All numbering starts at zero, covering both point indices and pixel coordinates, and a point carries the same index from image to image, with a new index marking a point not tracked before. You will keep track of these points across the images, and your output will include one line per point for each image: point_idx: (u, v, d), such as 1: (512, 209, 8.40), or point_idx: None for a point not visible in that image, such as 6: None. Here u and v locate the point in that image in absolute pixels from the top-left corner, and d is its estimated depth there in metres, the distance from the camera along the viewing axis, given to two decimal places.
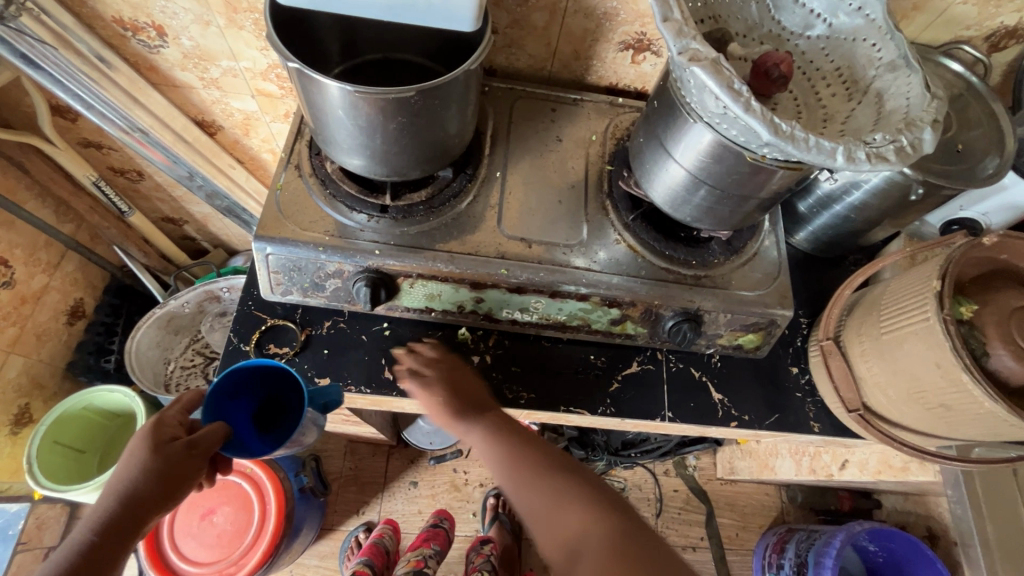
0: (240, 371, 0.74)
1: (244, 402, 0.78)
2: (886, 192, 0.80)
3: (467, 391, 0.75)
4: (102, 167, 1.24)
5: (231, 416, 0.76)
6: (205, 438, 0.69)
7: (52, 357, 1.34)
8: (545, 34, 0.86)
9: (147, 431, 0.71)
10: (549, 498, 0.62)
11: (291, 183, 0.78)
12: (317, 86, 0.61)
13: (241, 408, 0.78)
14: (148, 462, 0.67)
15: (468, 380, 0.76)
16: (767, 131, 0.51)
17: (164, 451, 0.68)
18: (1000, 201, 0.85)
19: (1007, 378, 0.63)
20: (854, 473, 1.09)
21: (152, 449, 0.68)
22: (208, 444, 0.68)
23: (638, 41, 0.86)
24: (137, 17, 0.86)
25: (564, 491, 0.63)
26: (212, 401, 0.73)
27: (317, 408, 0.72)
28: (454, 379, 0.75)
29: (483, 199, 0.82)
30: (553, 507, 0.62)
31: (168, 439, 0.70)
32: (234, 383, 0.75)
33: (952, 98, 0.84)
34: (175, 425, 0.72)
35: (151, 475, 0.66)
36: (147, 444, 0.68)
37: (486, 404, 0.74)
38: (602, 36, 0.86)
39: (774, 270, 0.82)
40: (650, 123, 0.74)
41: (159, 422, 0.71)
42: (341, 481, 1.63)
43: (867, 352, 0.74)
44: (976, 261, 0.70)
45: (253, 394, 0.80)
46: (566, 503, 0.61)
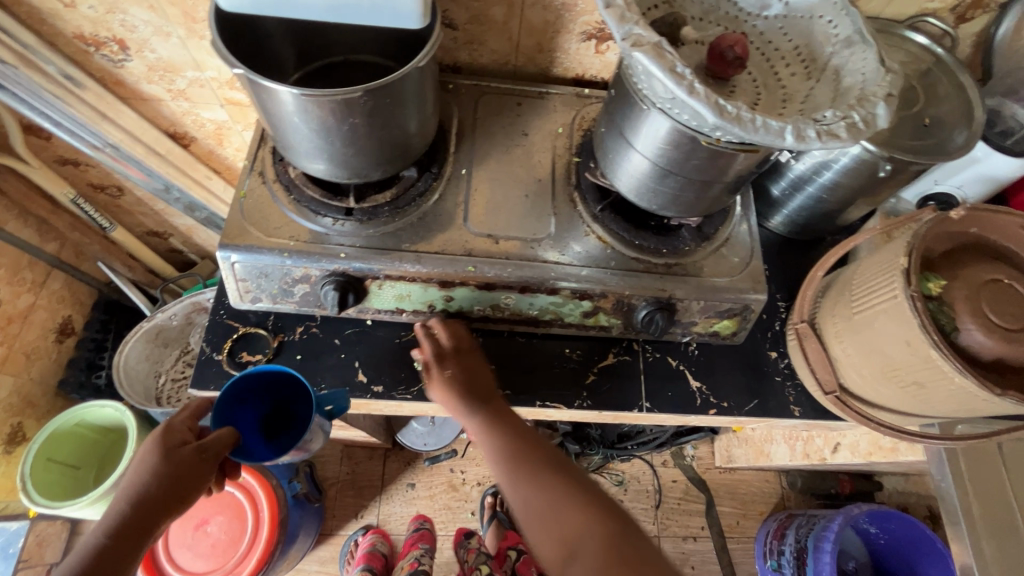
0: (250, 375, 0.75)
1: (252, 408, 0.79)
2: (855, 171, 0.79)
3: (471, 377, 0.73)
4: (81, 183, 1.24)
5: (239, 421, 0.76)
6: (216, 443, 0.68)
7: (43, 375, 1.35)
8: (505, 28, 0.86)
9: (156, 435, 0.69)
10: (560, 507, 0.62)
11: (255, 190, 0.78)
12: (266, 92, 0.61)
13: (247, 413, 0.78)
14: (158, 466, 0.66)
15: (477, 365, 0.75)
16: (712, 113, 0.51)
17: (174, 456, 0.67)
18: (974, 174, 0.84)
19: (978, 352, 0.63)
20: (846, 455, 1.08)
21: (162, 454, 0.67)
22: (219, 449, 0.68)
23: (599, 31, 0.85)
24: (98, 32, 0.86)
25: (577, 497, 0.63)
26: (223, 404, 0.73)
27: (323, 414, 0.73)
28: (466, 365, 0.74)
29: (449, 197, 0.82)
30: (557, 510, 0.62)
31: (179, 443, 0.69)
32: (245, 386, 0.76)
33: (919, 72, 0.83)
34: (186, 430, 0.71)
35: (161, 480, 0.66)
36: (156, 448, 0.68)
37: (495, 393, 0.74)
38: (563, 28, 0.85)
39: (746, 254, 0.81)
40: (610, 112, 0.73)
41: (169, 428, 0.70)
42: (338, 487, 1.63)
43: (841, 333, 0.74)
44: (945, 236, 0.69)
45: (261, 400, 0.80)
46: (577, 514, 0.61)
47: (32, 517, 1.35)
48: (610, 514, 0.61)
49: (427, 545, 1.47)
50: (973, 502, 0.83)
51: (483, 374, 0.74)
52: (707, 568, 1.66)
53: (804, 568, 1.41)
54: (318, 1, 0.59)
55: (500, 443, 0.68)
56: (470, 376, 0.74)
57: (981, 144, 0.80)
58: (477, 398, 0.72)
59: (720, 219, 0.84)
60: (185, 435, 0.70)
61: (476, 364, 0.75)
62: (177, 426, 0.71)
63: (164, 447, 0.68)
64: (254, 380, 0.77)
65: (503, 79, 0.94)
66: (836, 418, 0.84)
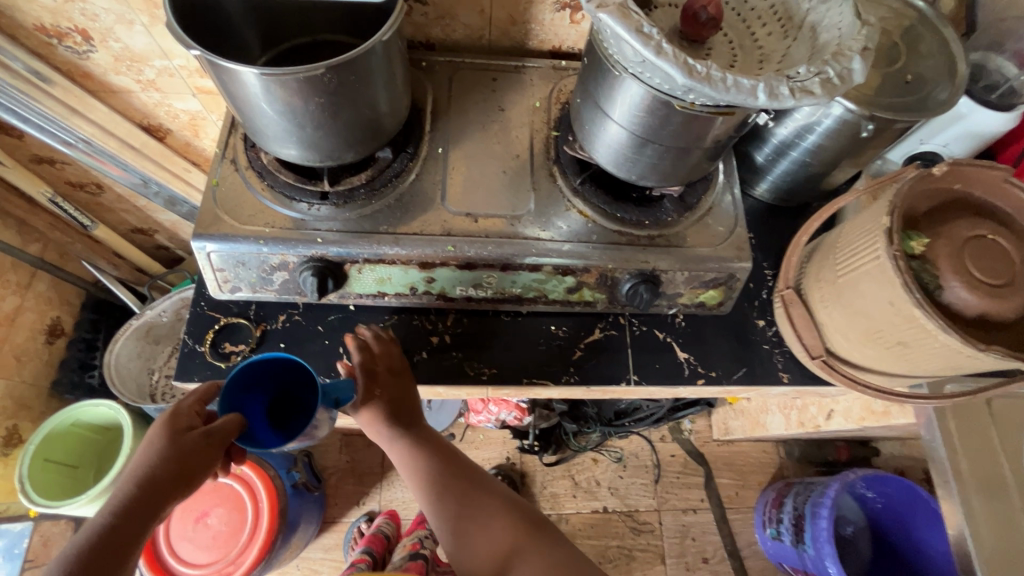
0: (255, 361, 0.71)
1: (261, 394, 0.75)
2: (837, 133, 0.77)
3: (398, 395, 0.75)
4: (59, 182, 1.23)
5: (246, 408, 0.72)
6: (222, 429, 0.65)
7: (35, 377, 1.34)
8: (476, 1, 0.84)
9: (164, 420, 0.67)
10: (484, 530, 0.73)
11: (227, 178, 0.77)
12: (227, 73, 0.59)
13: (255, 399, 0.74)
14: (165, 450, 0.64)
15: (404, 380, 0.77)
16: (681, 74, 0.50)
17: (181, 440, 0.65)
18: (958, 130, 0.82)
19: (962, 310, 0.62)
20: (839, 421, 1.08)
21: (168, 436, 0.65)
22: (224, 434, 0.65)
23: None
24: (59, 22, 0.84)
25: (492, 517, 0.75)
26: (229, 391, 0.69)
27: (328, 404, 0.67)
28: (394, 388, 0.75)
29: (427, 176, 0.80)
30: (483, 537, 0.73)
31: (187, 426, 0.66)
32: (252, 372, 0.72)
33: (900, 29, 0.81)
34: (192, 415, 0.68)
35: (168, 464, 0.63)
36: (162, 431, 0.65)
37: (414, 414, 0.77)
38: None
39: (730, 223, 0.80)
40: (584, 82, 0.72)
41: (175, 412, 0.68)
42: (338, 475, 1.64)
43: (826, 297, 0.73)
44: (929, 193, 0.67)
45: (267, 385, 0.76)
46: (496, 530, 0.73)
47: (34, 517, 1.36)
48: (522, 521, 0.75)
49: None
50: (962, 461, 0.83)
51: (405, 393, 0.76)
52: (707, 538, 1.68)
53: (802, 534, 1.42)
54: None
55: (419, 467, 0.76)
56: (395, 396, 0.75)
57: (966, 100, 0.79)
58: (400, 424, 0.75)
59: (702, 189, 0.83)
60: (192, 419, 0.67)
61: (403, 382, 0.76)
62: (184, 409, 0.68)
63: (172, 429, 0.66)
64: (260, 367, 0.73)
65: (477, 54, 0.92)
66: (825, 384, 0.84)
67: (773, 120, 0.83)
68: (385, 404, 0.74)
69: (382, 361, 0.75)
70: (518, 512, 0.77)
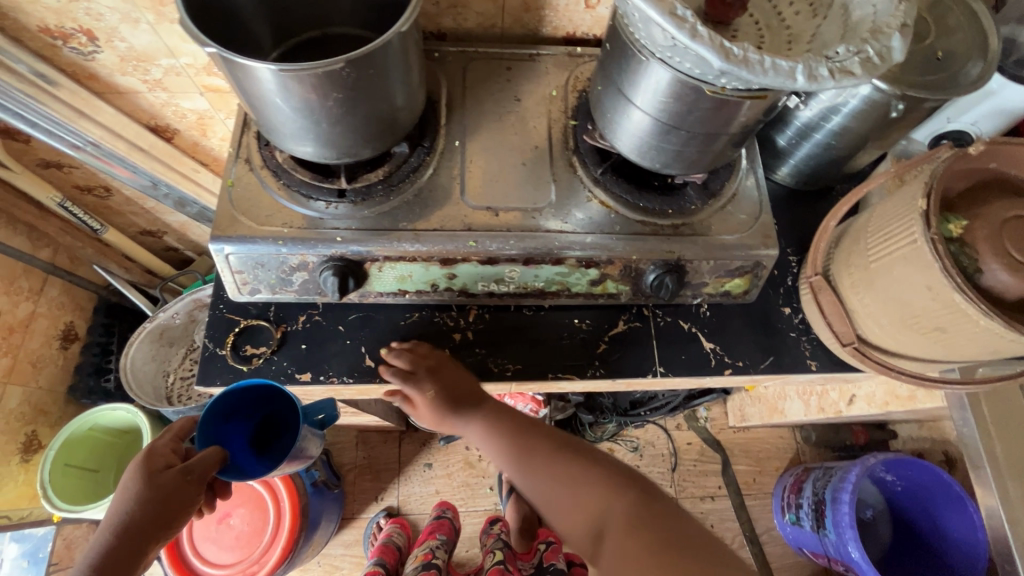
0: (232, 392, 0.76)
1: (239, 424, 0.80)
2: (865, 114, 0.75)
3: (457, 387, 0.77)
4: (67, 186, 1.22)
5: (227, 438, 0.78)
6: (201, 464, 0.68)
7: (51, 383, 1.34)
8: None
9: (138, 461, 0.69)
10: (567, 472, 0.72)
11: (242, 178, 0.75)
12: (243, 70, 0.57)
13: (235, 429, 0.79)
14: (142, 491, 0.66)
15: (462, 376, 0.78)
16: (717, 57, 0.48)
17: (158, 480, 0.67)
18: (988, 108, 0.80)
19: (1002, 293, 0.61)
20: (863, 406, 1.07)
21: (146, 478, 0.67)
22: (202, 470, 0.68)
23: None
24: (63, 23, 0.82)
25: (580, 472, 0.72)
26: (208, 423, 0.74)
27: (312, 422, 0.76)
28: (450, 384, 0.76)
29: (444, 170, 0.79)
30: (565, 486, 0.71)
31: (164, 466, 0.69)
32: (231, 404, 0.77)
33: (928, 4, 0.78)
34: (168, 453, 0.71)
35: (147, 505, 0.66)
36: (138, 473, 0.68)
37: (489, 402, 0.79)
38: None
39: (755, 209, 0.78)
40: (606, 68, 0.70)
41: (150, 452, 0.70)
42: (356, 471, 1.64)
43: (857, 283, 0.72)
44: (963, 174, 0.66)
45: (245, 416, 0.81)
46: (577, 479, 0.71)
47: (57, 522, 1.36)
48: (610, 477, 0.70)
49: (445, 535, 1.44)
50: (995, 444, 0.82)
51: (464, 384, 0.78)
52: (726, 525, 1.68)
53: (823, 520, 1.42)
54: None
55: (500, 445, 0.76)
56: (450, 387, 0.76)
57: (997, 76, 0.77)
58: (471, 414, 0.77)
59: (725, 176, 0.81)
60: (169, 458, 0.70)
61: (461, 373, 0.78)
62: (159, 450, 0.71)
63: (149, 470, 0.68)
64: (237, 399, 0.78)
65: (490, 43, 0.90)
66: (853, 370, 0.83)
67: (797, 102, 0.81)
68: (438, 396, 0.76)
69: (432, 360, 0.77)
70: (603, 467, 0.72)
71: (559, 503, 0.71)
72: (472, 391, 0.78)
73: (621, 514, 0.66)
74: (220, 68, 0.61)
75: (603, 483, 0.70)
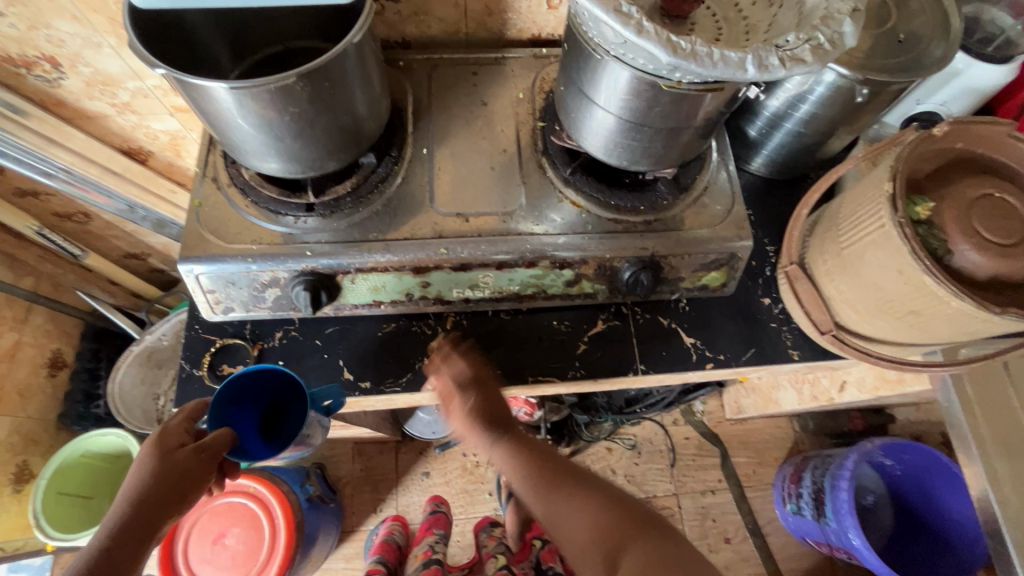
0: (242, 376, 0.74)
1: (247, 410, 0.79)
2: (831, 101, 0.75)
3: (490, 410, 0.76)
4: (45, 214, 1.22)
5: (235, 423, 0.76)
6: (215, 443, 0.68)
7: (41, 411, 1.34)
8: None
9: (153, 439, 0.68)
10: (581, 504, 0.66)
11: (210, 197, 0.75)
12: (197, 90, 0.57)
13: (243, 415, 0.78)
14: (157, 468, 0.66)
15: (497, 397, 0.77)
16: (664, 52, 0.47)
17: (174, 457, 0.66)
18: (956, 87, 0.80)
19: (973, 274, 0.60)
20: (854, 393, 1.06)
21: (162, 456, 0.66)
22: (218, 448, 0.68)
23: None
24: (25, 51, 0.82)
25: (595, 507, 0.65)
26: (218, 406, 0.73)
27: (318, 409, 0.74)
28: (489, 399, 0.76)
29: (413, 178, 0.79)
30: (576, 513, 0.66)
31: (180, 443, 0.68)
32: (242, 387, 0.76)
33: None
34: (182, 433, 0.69)
35: (161, 482, 0.65)
36: (154, 451, 0.67)
37: (522, 432, 0.77)
38: None
39: (727, 201, 0.78)
40: (566, 68, 0.69)
41: (164, 431, 0.68)
42: (353, 484, 1.63)
43: (832, 270, 0.71)
44: (929, 155, 0.65)
45: (254, 402, 0.80)
46: (594, 508, 0.65)
47: (53, 551, 1.36)
48: (628, 515, 0.64)
49: (441, 529, 1.44)
50: (981, 424, 0.82)
51: (498, 405, 0.77)
52: (728, 518, 1.67)
53: (823, 509, 1.41)
54: None
55: (524, 471, 0.72)
56: (479, 405, 0.76)
57: (961, 55, 0.76)
58: (506, 431, 0.76)
59: (696, 169, 0.80)
60: (184, 437, 0.69)
61: (494, 393, 0.77)
62: (174, 427, 0.69)
63: (166, 447, 0.67)
64: (250, 383, 0.77)
65: (456, 49, 0.90)
66: (835, 357, 0.83)
67: (763, 93, 0.80)
68: (474, 412, 0.75)
69: (464, 371, 0.76)
70: (620, 507, 0.65)
71: (574, 527, 0.65)
72: (505, 417, 0.77)
73: (635, 555, 0.59)
74: (176, 90, 0.60)
75: (623, 518, 0.63)
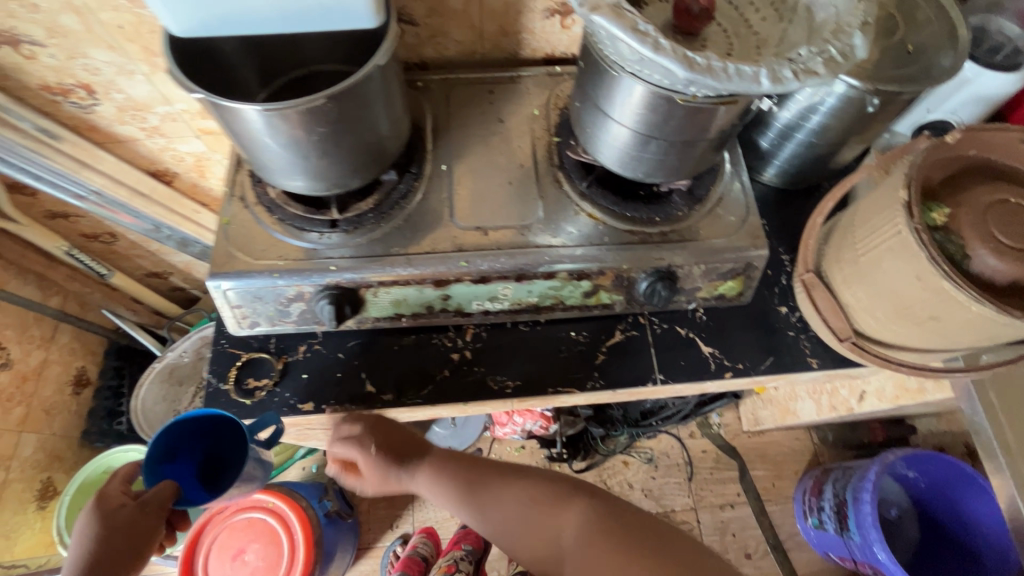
0: (173, 427, 0.75)
1: (184, 461, 0.79)
2: (842, 111, 0.76)
3: (401, 453, 0.79)
4: (73, 235, 1.25)
5: (173, 476, 0.77)
6: (157, 495, 0.71)
7: (65, 428, 1.36)
8: (466, 17, 0.85)
9: (92, 506, 0.70)
10: (508, 501, 0.74)
11: (238, 216, 0.78)
12: (230, 113, 0.60)
13: (180, 467, 0.79)
14: (101, 532, 0.68)
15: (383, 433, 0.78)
16: (681, 68, 0.49)
17: (117, 516, 0.69)
18: (966, 96, 0.81)
19: (992, 279, 0.61)
20: (874, 402, 1.05)
21: (103, 517, 0.69)
22: (161, 500, 0.71)
23: (561, 5, 0.83)
24: (62, 79, 0.86)
25: (522, 494, 0.74)
26: (150, 463, 0.74)
27: (261, 445, 0.76)
28: (392, 447, 0.78)
29: (433, 194, 0.81)
30: (507, 509, 0.73)
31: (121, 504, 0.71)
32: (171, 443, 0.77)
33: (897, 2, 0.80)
34: (120, 494, 0.72)
35: (108, 544, 0.68)
36: (94, 517, 0.69)
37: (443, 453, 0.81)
38: (525, 7, 0.84)
39: (742, 212, 0.79)
40: (582, 85, 0.71)
41: (102, 497, 0.71)
42: (369, 500, 1.63)
43: (849, 277, 0.72)
44: (943, 162, 0.66)
45: (190, 451, 0.80)
46: (523, 497, 0.74)
47: None
48: (551, 491, 0.73)
49: (471, 544, 1.44)
50: (1006, 432, 0.81)
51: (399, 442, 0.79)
52: (748, 533, 1.65)
53: (846, 522, 1.38)
54: (267, 12, 0.57)
55: (450, 490, 0.77)
56: (385, 453, 0.78)
57: (970, 65, 0.78)
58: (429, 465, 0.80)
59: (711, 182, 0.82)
60: (125, 497, 0.72)
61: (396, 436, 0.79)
62: (112, 489, 0.72)
63: (105, 509, 0.70)
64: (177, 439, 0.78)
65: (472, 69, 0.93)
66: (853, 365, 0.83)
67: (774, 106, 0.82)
68: (381, 450, 0.76)
69: (366, 448, 0.76)
70: (543, 483, 0.74)
71: (515, 518, 0.73)
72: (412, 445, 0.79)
73: (575, 526, 0.68)
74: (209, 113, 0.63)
75: (560, 497, 0.72)
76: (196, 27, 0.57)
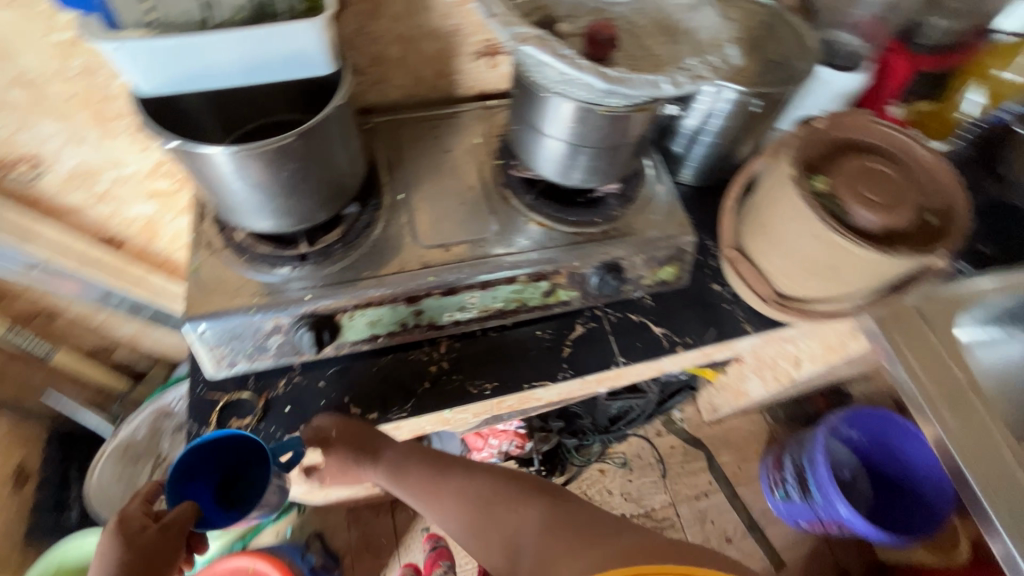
0: (209, 441, 0.77)
1: (202, 483, 0.81)
2: (734, 113, 0.91)
3: (379, 447, 0.88)
4: (9, 316, 1.20)
5: (195, 497, 0.80)
6: (178, 518, 0.74)
7: (6, 530, 1.25)
8: (405, 64, 0.94)
9: (114, 527, 0.74)
10: (463, 493, 0.89)
11: (206, 262, 0.80)
12: (203, 158, 0.65)
13: (201, 489, 0.81)
14: (123, 555, 0.71)
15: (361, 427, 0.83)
16: (600, 81, 0.60)
17: (138, 540, 0.72)
18: (827, 94, 0.98)
19: (871, 229, 0.74)
20: (809, 365, 1.18)
21: (129, 541, 0.72)
22: (181, 522, 0.74)
23: (488, 47, 0.95)
24: (7, 154, 0.86)
25: (476, 491, 0.89)
26: (170, 487, 0.77)
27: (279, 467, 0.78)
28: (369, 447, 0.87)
29: (394, 221, 0.87)
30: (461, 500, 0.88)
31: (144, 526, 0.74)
32: (231, 451, 0.81)
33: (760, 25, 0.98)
34: (141, 516, 0.75)
35: (131, 568, 0.71)
36: (117, 539, 0.72)
37: (426, 460, 0.94)
38: (456, 51, 0.94)
39: (668, 206, 0.91)
40: (517, 112, 0.82)
41: (124, 518, 0.74)
42: (352, 554, 1.57)
43: (763, 247, 0.85)
44: (816, 143, 0.81)
45: (209, 472, 0.82)
46: (475, 490, 0.89)
47: None
48: (509, 492, 0.88)
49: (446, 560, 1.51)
50: None
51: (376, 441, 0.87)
52: (725, 518, 1.73)
53: (808, 486, 1.50)
54: (231, 69, 0.64)
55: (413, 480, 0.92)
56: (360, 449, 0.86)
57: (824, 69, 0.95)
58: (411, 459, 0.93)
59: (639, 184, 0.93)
60: (149, 521, 0.74)
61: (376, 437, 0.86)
62: (135, 515, 0.75)
63: (129, 534, 0.73)
64: (229, 449, 0.81)
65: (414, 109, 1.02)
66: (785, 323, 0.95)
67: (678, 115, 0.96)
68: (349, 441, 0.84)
69: (339, 437, 0.81)
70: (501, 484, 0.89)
71: (472, 512, 0.87)
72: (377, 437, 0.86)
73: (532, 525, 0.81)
74: (170, 154, 0.66)
75: (521, 494, 0.87)
76: (172, 72, 0.62)
